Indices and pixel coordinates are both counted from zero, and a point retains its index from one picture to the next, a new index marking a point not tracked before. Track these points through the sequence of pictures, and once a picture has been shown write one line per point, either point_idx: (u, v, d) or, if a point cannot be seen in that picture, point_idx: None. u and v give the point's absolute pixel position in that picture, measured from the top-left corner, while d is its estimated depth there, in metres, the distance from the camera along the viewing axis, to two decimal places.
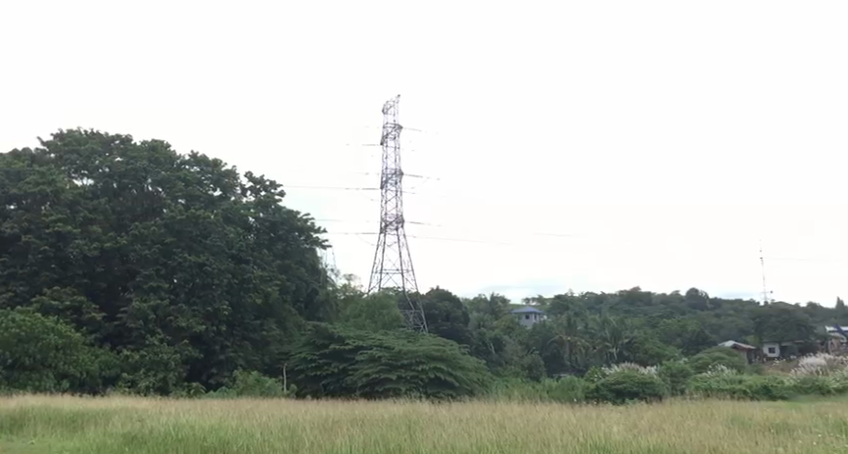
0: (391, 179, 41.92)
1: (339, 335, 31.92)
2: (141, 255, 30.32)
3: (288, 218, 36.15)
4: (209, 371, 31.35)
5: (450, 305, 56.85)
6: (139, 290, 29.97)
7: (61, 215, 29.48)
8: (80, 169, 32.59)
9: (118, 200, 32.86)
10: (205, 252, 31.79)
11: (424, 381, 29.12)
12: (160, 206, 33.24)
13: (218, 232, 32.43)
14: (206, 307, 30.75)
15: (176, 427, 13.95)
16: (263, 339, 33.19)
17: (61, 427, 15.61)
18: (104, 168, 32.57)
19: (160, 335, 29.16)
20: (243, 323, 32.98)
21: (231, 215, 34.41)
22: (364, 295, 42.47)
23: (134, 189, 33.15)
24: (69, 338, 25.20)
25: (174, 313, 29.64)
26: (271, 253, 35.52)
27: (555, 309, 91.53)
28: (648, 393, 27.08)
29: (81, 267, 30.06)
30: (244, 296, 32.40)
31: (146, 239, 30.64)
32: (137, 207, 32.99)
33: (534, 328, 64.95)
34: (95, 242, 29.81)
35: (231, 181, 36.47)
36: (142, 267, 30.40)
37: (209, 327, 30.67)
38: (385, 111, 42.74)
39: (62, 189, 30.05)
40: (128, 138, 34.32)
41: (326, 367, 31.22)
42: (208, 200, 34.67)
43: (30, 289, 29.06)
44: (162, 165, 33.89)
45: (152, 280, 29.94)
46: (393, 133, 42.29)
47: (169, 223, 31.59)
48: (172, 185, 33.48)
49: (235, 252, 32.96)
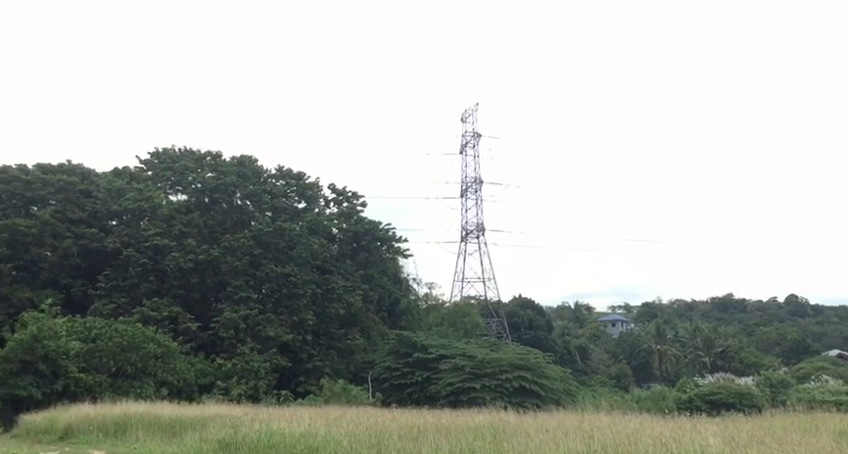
0: (471, 187, 41.94)
1: (422, 344, 32.12)
2: (232, 266, 31.53)
3: (370, 228, 36.59)
4: (297, 380, 31.86)
5: (534, 313, 56.56)
6: (230, 300, 31.19)
7: (159, 229, 31.29)
8: (175, 185, 34.23)
9: (210, 214, 34.11)
10: (290, 263, 32.90)
11: (509, 390, 29.00)
12: (249, 219, 34.10)
13: (303, 244, 33.43)
14: (293, 316, 31.66)
15: (268, 434, 14.36)
16: (348, 348, 33.58)
17: (161, 432, 16.51)
18: (196, 184, 33.98)
19: (250, 345, 30.02)
20: (328, 332, 33.64)
21: (315, 227, 35.21)
22: (447, 304, 42.53)
23: (224, 202, 34.28)
24: (167, 347, 26.56)
25: (263, 322, 30.57)
26: (354, 263, 36.23)
27: (643, 317, 89.47)
28: (745, 404, 26.11)
29: (177, 278, 31.38)
30: (328, 306, 33.11)
31: (237, 251, 31.77)
32: (226, 220, 34.03)
33: (622, 336, 63.56)
34: (189, 254, 31.14)
35: (315, 193, 37.19)
36: (232, 278, 31.59)
37: (295, 337, 31.40)
38: (463, 119, 42.87)
39: (159, 205, 31.91)
40: (219, 154, 35.81)
41: (411, 375, 31.40)
42: (293, 212, 35.83)
43: (131, 301, 30.48)
44: (249, 180, 34.91)
45: (242, 291, 31.14)
46: (472, 141, 42.36)
47: (258, 235, 32.76)
48: (260, 198, 34.52)
49: (320, 263, 33.94)
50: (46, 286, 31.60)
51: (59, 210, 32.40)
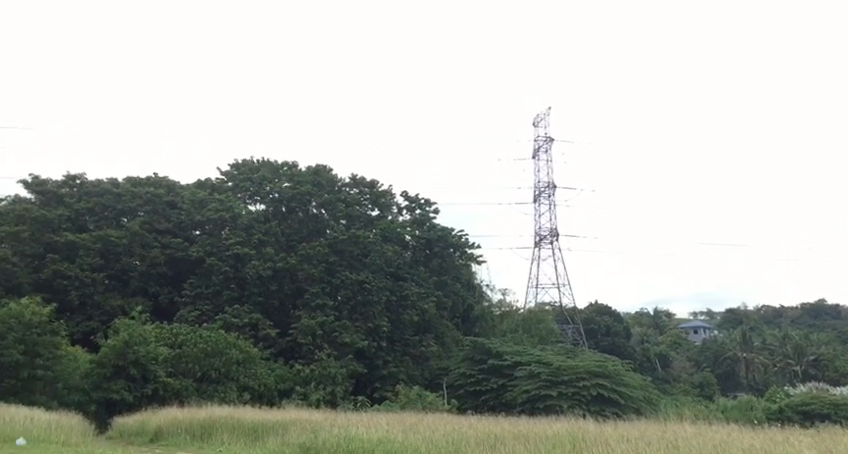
0: (545, 192, 41.50)
1: (497, 351, 31.89)
2: (308, 274, 32.15)
3: (442, 235, 36.47)
4: (372, 386, 31.95)
5: (612, 320, 55.44)
6: (307, 307, 31.76)
7: (239, 237, 32.48)
8: (254, 195, 35.12)
9: (287, 223, 34.85)
10: (365, 270, 33.25)
11: (586, 398, 28.47)
12: (324, 227, 34.62)
13: (377, 251, 33.65)
14: (368, 323, 31.97)
15: (347, 439, 14.48)
16: (423, 355, 33.57)
17: (244, 436, 16.96)
18: (274, 193, 34.81)
19: (327, 351, 30.41)
20: (403, 339, 33.70)
21: (388, 234, 35.55)
22: (521, 310, 42.13)
23: (300, 211, 35.00)
24: (247, 353, 27.33)
25: (339, 329, 31.07)
26: (427, 270, 36.26)
27: (726, 323, 86.61)
28: (841, 415, 24.91)
29: (257, 286, 32.10)
30: (402, 312, 33.31)
31: (313, 259, 32.37)
32: (302, 229, 34.67)
33: (704, 343, 61.64)
34: (268, 262, 32.03)
35: (388, 201, 37.42)
36: (309, 285, 32.25)
37: (371, 343, 31.64)
38: (535, 124, 42.50)
39: (239, 214, 33.30)
40: (295, 165, 36.54)
41: (486, 382, 31.19)
42: (367, 220, 36.18)
43: (214, 308, 31.36)
44: (324, 188, 35.33)
45: (318, 298, 31.74)
46: (545, 146, 41.93)
47: (332, 243, 33.26)
48: (334, 206, 34.96)
49: (393, 270, 34.23)
50: (136, 293, 32.66)
51: (147, 221, 34.11)
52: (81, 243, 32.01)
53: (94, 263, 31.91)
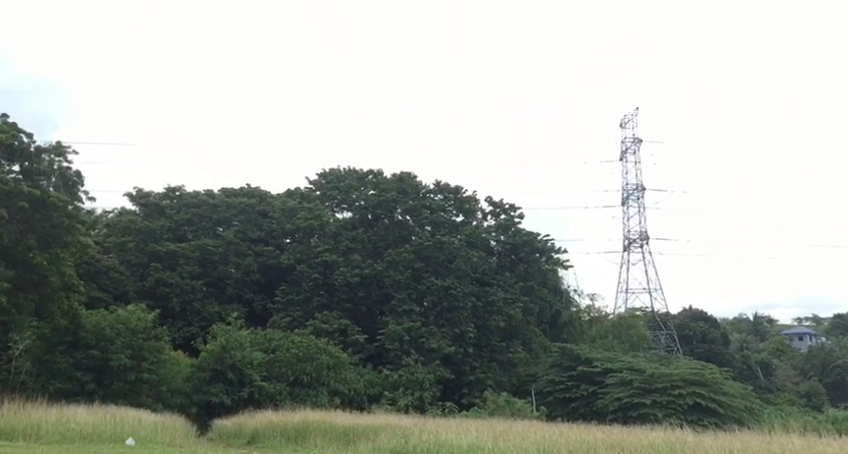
0: (633, 194, 40.49)
1: (586, 357, 31.30)
2: (395, 280, 32.47)
3: (528, 240, 36.01)
4: (460, 392, 31.77)
5: (708, 326, 53.55)
6: (394, 313, 32.01)
7: (327, 245, 33.23)
8: (341, 203, 35.86)
9: (373, 230, 35.24)
10: (451, 275, 33.03)
11: (683, 407, 27.44)
12: (409, 234, 34.82)
13: (463, 257, 33.50)
14: (454, 329, 31.89)
15: (437, 445, 14.40)
16: (510, 361, 33.21)
17: (336, 440, 17.21)
18: (360, 201, 35.32)
19: (415, 356, 30.44)
20: (489, 345, 33.32)
21: (473, 240, 35.32)
22: (611, 316, 41.21)
23: (386, 218, 35.21)
24: (337, 359, 27.40)
25: (425, 334, 31.08)
26: (513, 275, 35.88)
27: (832, 330, 82.37)
28: None
29: (346, 292, 32.60)
30: (488, 318, 33.10)
31: (399, 265, 32.75)
32: (388, 236, 34.95)
33: (809, 350, 58.73)
34: (355, 269, 32.64)
35: (473, 206, 37.31)
36: (395, 291, 32.49)
37: (457, 349, 31.56)
38: (623, 125, 41.54)
39: (327, 222, 34.00)
40: (380, 172, 36.91)
41: (575, 389, 30.63)
42: (452, 226, 36.00)
43: (304, 314, 32.03)
44: (408, 195, 35.46)
45: (405, 304, 31.95)
46: (632, 147, 40.92)
47: (418, 249, 33.44)
48: (419, 213, 35.08)
49: (479, 276, 33.94)
50: (232, 300, 33.72)
51: (241, 230, 35.50)
52: (182, 251, 33.28)
53: (193, 271, 33.10)
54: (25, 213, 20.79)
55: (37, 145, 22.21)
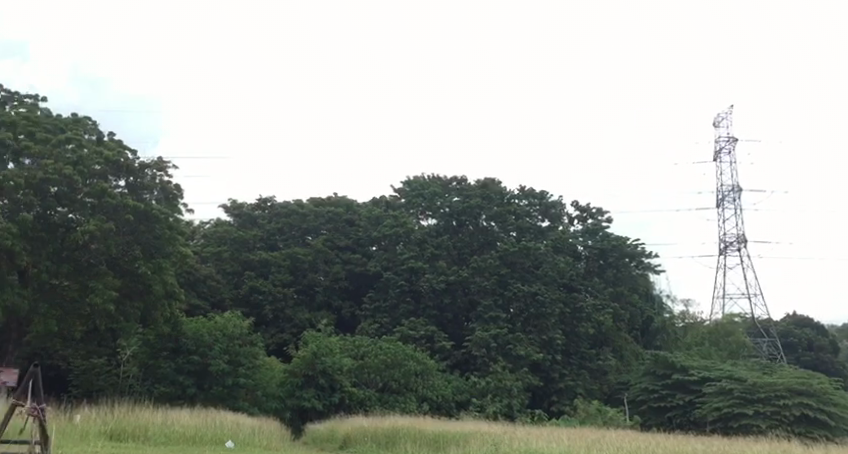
0: (729, 196, 39.05)
1: (683, 365, 30.16)
2: (481, 286, 32.46)
3: (617, 244, 35.31)
4: (549, 400, 31.40)
5: (814, 333, 51.00)
6: (480, 320, 31.95)
7: (412, 252, 33.66)
8: (425, 210, 36.16)
9: (459, 236, 35.20)
10: (537, 281, 32.62)
11: (789, 419, 26.21)
12: (494, 239, 34.58)
13: (549, 262, 33.18)
14: (542, 335, 31.49)
15: None
16: (600, 368, 32.56)
17: (426, 446, 17.22)
18: (445, 208, 35.54)
19: (502, 362, 30.16)
20: (579, 351, 32.68)
21: (560, 245, 34.74)
22: (707, 322, 39.82)
23: (470, 225, 35.18)
24: (425, 365, 27.64)
25: (512, 341, 30.76)
26: (602, 281, 35.17)
27: None
28: None
29: (432, 299, 32.82)
30: (577, 325, 32.51)
31: (485, 271, 32.62)
32: (474, 242, 34.82)
33: None
34: (441, 276, 32.80)
35: (559, 211, 36.84)
36: (481, 298, 32.52)
37: (546, 356, 31.15)
38: (716, 124, 40.15)
39: (412, 229, 34.45)
40: (464, 178, 36.90)
41: (671, 398, 29.68)
42: (538, 231, 35.49)
43: (391, 320, 32.44)
44: (493, 201, 35.37)
45: (491, 311, 31.80)
46: (728, 147, 39.49)
47: (503, 255, 33.07)
48: (505, 219, 34.82)
49: (566, 281, 33.37)
50: (321, 307, 34.54)
51: (329, 238, 36.41)
52: (273, 260, 34.30)
53: (285, 279, 33.97)
54: (131, 225, 22.04)
55: (141, 160, 23.22)
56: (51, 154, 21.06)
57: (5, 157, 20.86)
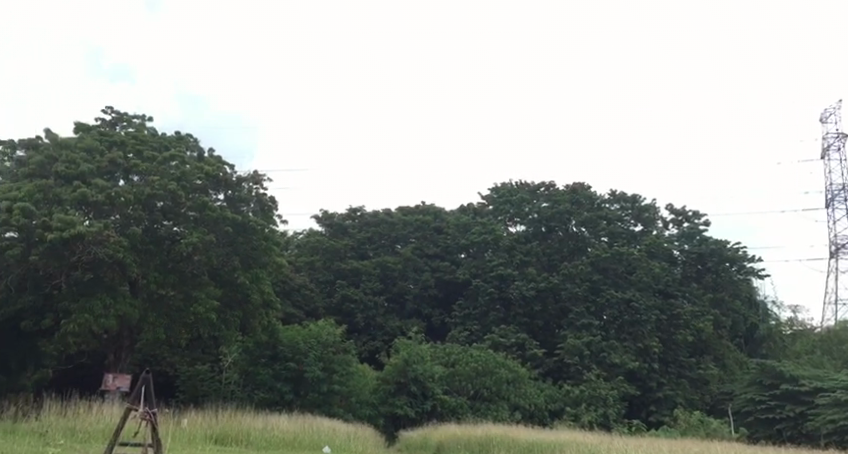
0: (839, 195, 37.09)
1: (791, 375, 28.56)
2: (573, 293, 31.81)
3: (716, 248, 34.15)
4: (647, 409, 30.44)
5: None
6: (572, 327, 31.42)
7: (501, 259, 33.66)
8: (513, 216, 35.94)
9: (548, 242, 34.81)
10: (631, 288, 31.99)
11: None
12: (585, 245, 34.06)
13: (643, 268, 32.29)
14: (637, 343, 30.78)
15: None
16: (701, 378, 31.48)
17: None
18: (533, 214, 35.21)
19: (597, 371, 29.57)
20: (677, 360, 31.69)
21: (654, 250, 33.76)
22: (817, 329, 37.89)
23: (560, 231, 34.77)
24: (517, 373, 27.44)
25: (607, 349, 30.19)
26: (701, 286, 34.02)
27: None
28: None
29: (522, 306, 32.59)
30: (674, 332, 31.61)
31: (576, 277, 32.08)
32: (564, 248, 34.42)
33: None
34: (531, 283, 32.46)
35: (652, 215, 35.76)
36: (573, 305, 31.91)
37: (642, 365, 30.34)
38: (823, 120, 38.26)
39: (500, 237, 34.34)
40: (552, 183, 36.47)
41: (779, 409, 28.27)
42: (630, 236, 34.86)
43: (482, 328, 32.44)
44: (583, 206, 34.89)
45: (583, 318, 31.22)
46: (836, 143, 37.55)
47: (594, 261, 32.54)
48: (596, 224, 34.24)
49: (662, 287, 32.48)
50: (411, 315, 34.83)
51: (418, 246, 36.74)
52: (364, 269, 34.77)
53: (375, 287, 34.62)
54: (229, 236, 22.89)
55: (238, 175, 24.08)
56: (156, 171, 22.11)
57: (116, 175, 22.07)
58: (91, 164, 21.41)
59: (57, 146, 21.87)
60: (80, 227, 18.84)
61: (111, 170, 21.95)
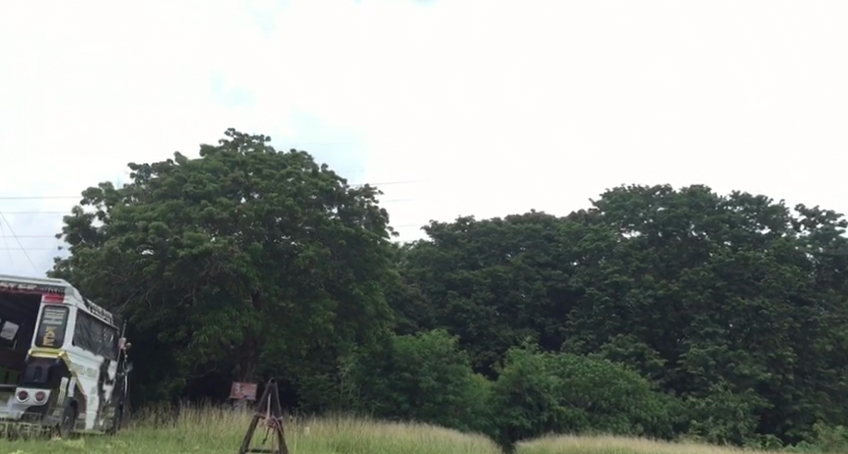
0: None
1: None
2: (694, 300, 30.79)
3: None
4: (783, 423, 28.52)
5: None
6: (695, 336, 30.32)
7: (616, 266, 33.02)
8: (628, 221, 35.25)
9: (666, 248, 33.84)
10: (759, 294, 30.40)
11: None
12: (707, 250, 32.66)
13: (772, 273, 30.62)
14: (768, 353, 29.03)
15: None
16: (843, 390, 29.45)
17: None
18: (648, 219, 34.49)
19: (724, 382, 28.14)
20: (814, 371, 29.80)
21: (785, 254, 31.87)
22: None
23: (678, 235, 33.81)
24: (637, 384, 26.73)
25: (735, 359, 28.71)
26: (838, 292, 31.92)
27: None
28: None
29: (639, 315, 31.63)
30: (811, 341, 29.93)
31: (697, 284, 31.06)
32: (683, 253, 33.23)
33: None
34: (649, 290, 31.71)
35: (781, 217, 33.73)
36: (695, 313, 30.82)
37: (775, 375, 28.55)
38: None
39: (615, 243, 33.90)
40: (668, 187, 35.36)
41: None
42: (756, 239, 32.99)
43: (598, 337, 31.70)
44: (703, 209, 33.75)
45: (707, 326, 30.02)
46: None
47: (718, 266, 31.21)
48: (717, 227, 32.88)
49: (794, 293, 30.72)
50: (525, 325, 34.50)
51: (529, 255, 36.46)
52: (475, 278, 34.91)
53: (487, 297, 34.59)
54: (344, 249, 23.36)
55: (350, 188, 24.57)
56: (275, 187, 23.05)
57: (238, 193, 23.11)
58: (216, 184, 22.55)
59: (185, 169, 23.17)
60: (207, 243, 20.03)
61: (234, 189, 23.01)
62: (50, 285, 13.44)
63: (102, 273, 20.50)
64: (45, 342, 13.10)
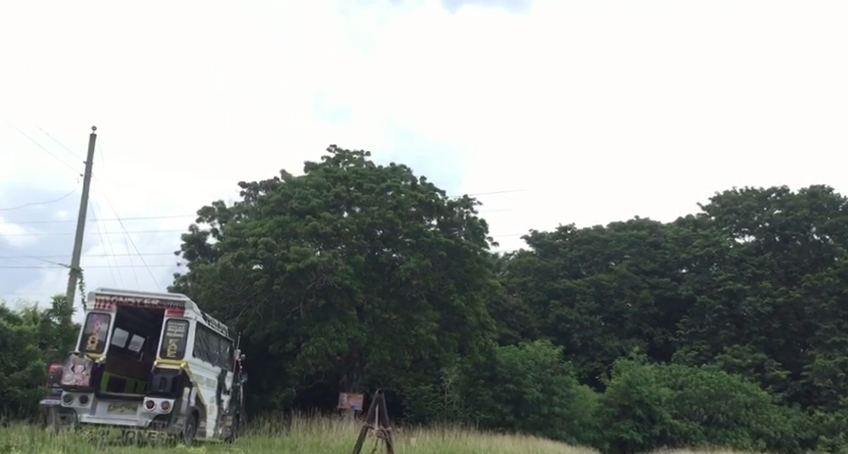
0: None
1: None
2: (818, 309, 29.09)
3: None
4: None
5: None
6: (821, 346, 28.76)
7: (730, 273, 31.65)
8: (741, 226, 33.90)
9: (784, 252, 32.22)
10: None
11: None
12: (831, 255, 30.91)
13: None
14: None
15: None
16: None
17: None
18: (764, 223, 32.88)
19: None
20: None
21: None
22: None
23: (799, 240, 32.05)
24: (757, 397, 25.49)
25: None
26: None
27: None
28: None
29: (757, 324, 30.18)
30: None
31: (821, 291, 29.38)
32: (804, 259, 31.56)
33: None
34: (767, 298, 30.24)
35: None
36: (820, 322, 29.02)
37: None
38: None
39: (727, 248, 32.56)
40: (785, 188, 33.60)
41: None
42: None
43: (713, 348, 30.41)
44: (825, 211, 31.95)
45: (834, 335, 28.32)
46: None
47: (844, 271, 29.31)
48: (842, 230, 31.03)
49: None
50: (632, 335, 33.49)
51: (634, 262, 35.47)
52: (577, 288, 34.32)
53: (591, 307, 33.86)
54: (444, 261, 23.46)
55: (450, 200, 24.62)
56: (376, 201, 23.37)
57: (340, 207, 23.60)
58: (320, 199, 23.12)
59: (290, 185, 23.87)
60: (313, 257, 20.56)
61: (337, 203, 23.53)
62: (172, 299, 14.07)
63: (216, 288, 21.38)
64: (168, 354, 13.73)
